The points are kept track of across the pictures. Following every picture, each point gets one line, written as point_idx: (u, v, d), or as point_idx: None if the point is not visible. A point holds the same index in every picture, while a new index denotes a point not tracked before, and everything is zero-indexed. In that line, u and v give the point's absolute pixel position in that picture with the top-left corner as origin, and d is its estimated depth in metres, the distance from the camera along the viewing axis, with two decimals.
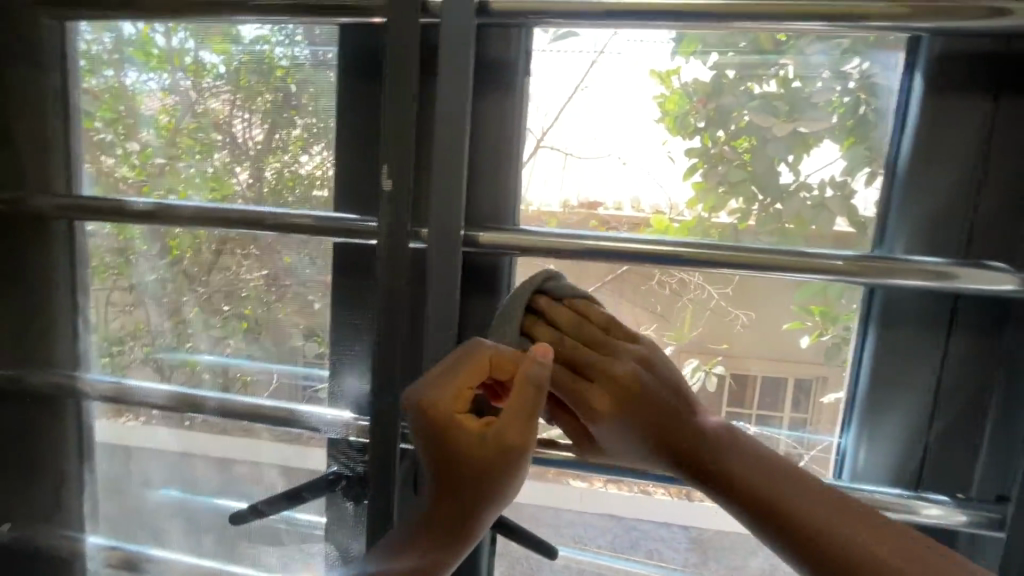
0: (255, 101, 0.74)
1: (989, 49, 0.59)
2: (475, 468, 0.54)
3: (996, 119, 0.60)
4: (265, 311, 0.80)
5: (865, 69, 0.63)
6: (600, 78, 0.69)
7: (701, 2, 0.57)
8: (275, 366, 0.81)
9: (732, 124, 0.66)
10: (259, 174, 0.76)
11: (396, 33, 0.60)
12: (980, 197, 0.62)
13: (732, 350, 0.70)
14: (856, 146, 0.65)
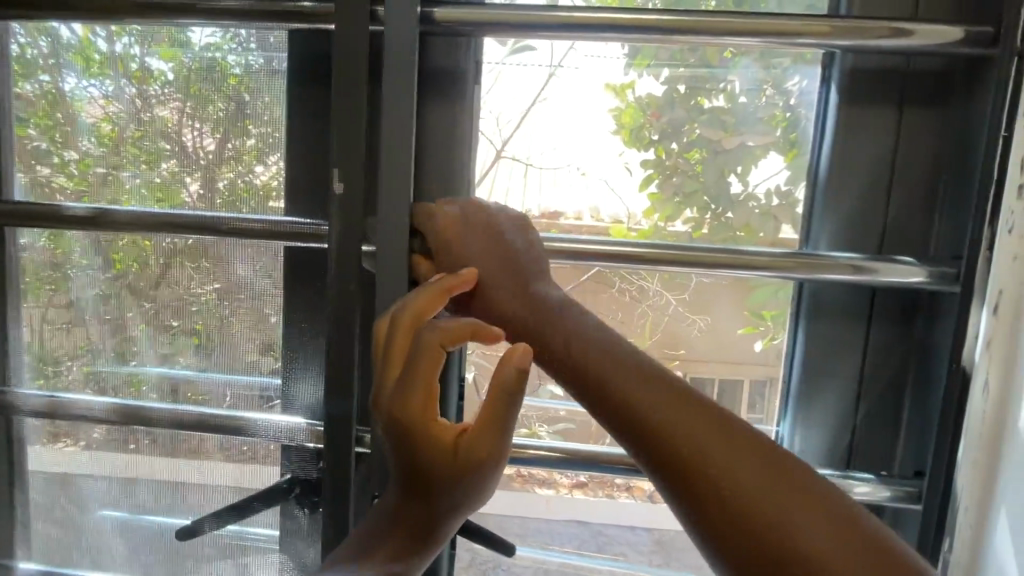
0: (206, 109, 0.73)
1: (893, 66, 0.65)
2: (441, 484, 0.51)
3: (901, 128, 0.66)
4: (217, 325, 0.77)
5: (803, 86, 0.68)
6: (559, 90, 0.71)
7: (647, 18, 0.61)
8: (231, 382, 0.78)
9: (685, 136, 0.70)
10: (211, 185, 0.75)
11: (347, 39, 0.61)
12: (892, 200, 0.68)
13: (687, 355, 0.74)
14: (799, 157, 0.70)
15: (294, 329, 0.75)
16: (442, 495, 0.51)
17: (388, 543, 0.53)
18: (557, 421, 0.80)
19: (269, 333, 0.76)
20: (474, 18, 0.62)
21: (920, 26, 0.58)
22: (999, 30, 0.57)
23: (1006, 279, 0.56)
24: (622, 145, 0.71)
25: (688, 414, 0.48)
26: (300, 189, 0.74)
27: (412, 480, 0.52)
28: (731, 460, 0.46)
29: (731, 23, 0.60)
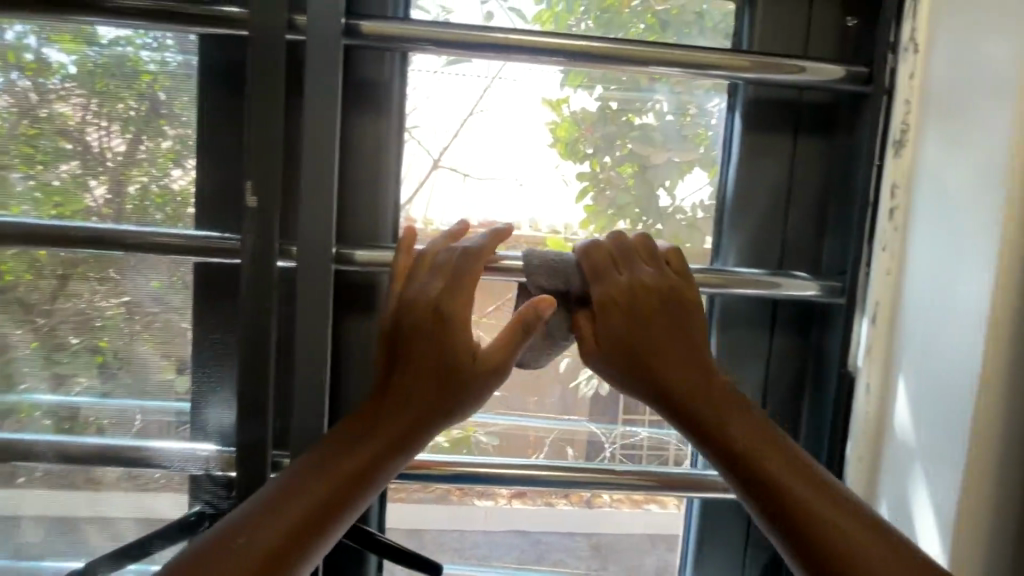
0: (115, 107, 0.68)
1: (791, 96, 0.72)
2: (438, 389, 0.58)
3: (798, 151, 0.73)
4: (126, 342, 0.71)
5: (723, 108, 0.73)
6: (495, 102, 0.72)
7: (577, 42, 0.63)
8: (137, 408, 0.71)
9: (617, 151, 0.73)
10: (120, 189, 0.69)
11: (272, 44, 0.59)
12: (790, 215, 0.74)
13: None
14: (721, 174, 0.75)
15: (211, 345, 0.70)
16: (398, 425, 0.57)
17: (335, 472, 0.55)
18: (495, 425, 0.80)
19: (186, 347, 0.71)
20: (403, 30, 0.62)
21: (811, 64, 0.64)
22: (872, 70, 0.64)
23: (882, 292, 0.65)
24: (558, 158, 0.73)
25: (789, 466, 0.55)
26: (223, 196, 0.69)
27: (378, 409, 0.57)
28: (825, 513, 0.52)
29: (650, 49, 0.63)
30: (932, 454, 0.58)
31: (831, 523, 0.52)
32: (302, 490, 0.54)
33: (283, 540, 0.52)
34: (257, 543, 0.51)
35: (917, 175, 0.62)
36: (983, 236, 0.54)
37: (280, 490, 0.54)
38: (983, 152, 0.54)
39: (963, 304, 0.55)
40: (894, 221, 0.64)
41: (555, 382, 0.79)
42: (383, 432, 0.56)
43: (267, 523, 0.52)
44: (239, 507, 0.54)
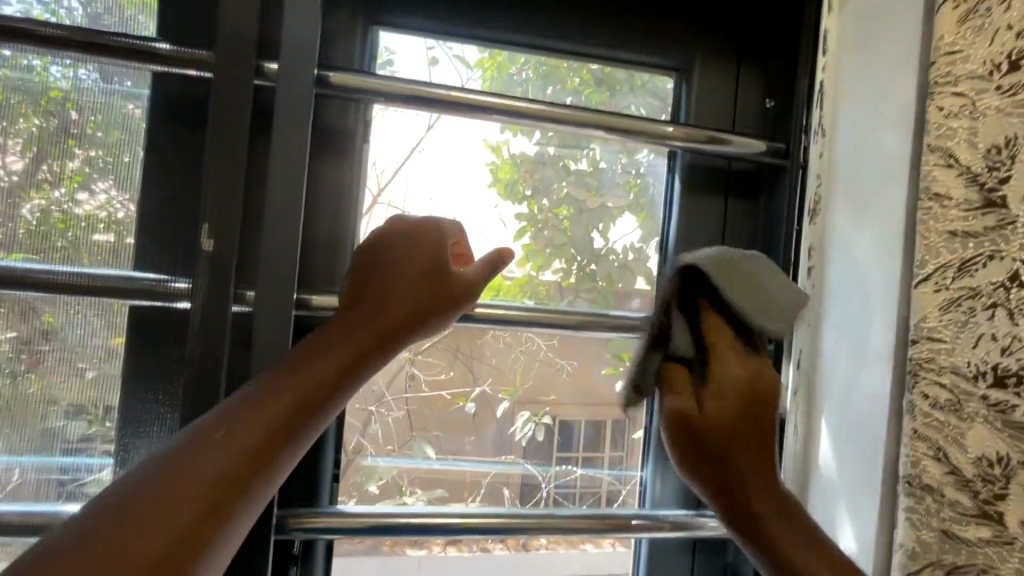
0: (16, 124, 0.63)
1: (719, 164, 0.80)
2: (415, 296, 0.58)
3: (729, 208, 0.80)
4: (9, 385, 0.63)
5: (651, 159, 0.81)
6: (437, 142, 0.75)
7: (526, 105, 0.68)
8: (18, 463, 0.64)
9: (554, 195, 0.78)
10: (13, 213, 0.63)
11: (225, 88, 0.58)
12: None
13: (557, 401, 0.81)
14: (649, 219, 0.81)
15: (122, 389, 0.65)
16: (358, 345, 0.55)
17: (290, 391, 0.51)
18: (431, 477, 0.79)
19: (85, 389, 0.65)
20: (369, 83, 0.64)
21: (735, 137, 0.73)
22: (789, 149, 0.74)
23: (805, 340, 0.73)
24: (499, 198, 0.77)
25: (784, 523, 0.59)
26: (144, 227, 0.65)
27: (337, 333, 0.56)
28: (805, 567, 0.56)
29: (596, 117, 0.69)
30: (855, 493, 0.65)
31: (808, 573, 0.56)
32: (254, 411, 0.50)
33: (236, 462, 0.47)
34: (208, 465, 0.46)
35: (828, 239, 0.70)
36: (887, 297, 0.62)
37: (229, 414, 0.49)
38: (883, 226, 0.63)
39: (874, 355, 0.63)
40: (812, 278, 0.72)
41: (491, 423, 0.80)
42: (340, 351, 0.54)
43: (237, 425, 0.49)
44: (179, 433, 0.48)
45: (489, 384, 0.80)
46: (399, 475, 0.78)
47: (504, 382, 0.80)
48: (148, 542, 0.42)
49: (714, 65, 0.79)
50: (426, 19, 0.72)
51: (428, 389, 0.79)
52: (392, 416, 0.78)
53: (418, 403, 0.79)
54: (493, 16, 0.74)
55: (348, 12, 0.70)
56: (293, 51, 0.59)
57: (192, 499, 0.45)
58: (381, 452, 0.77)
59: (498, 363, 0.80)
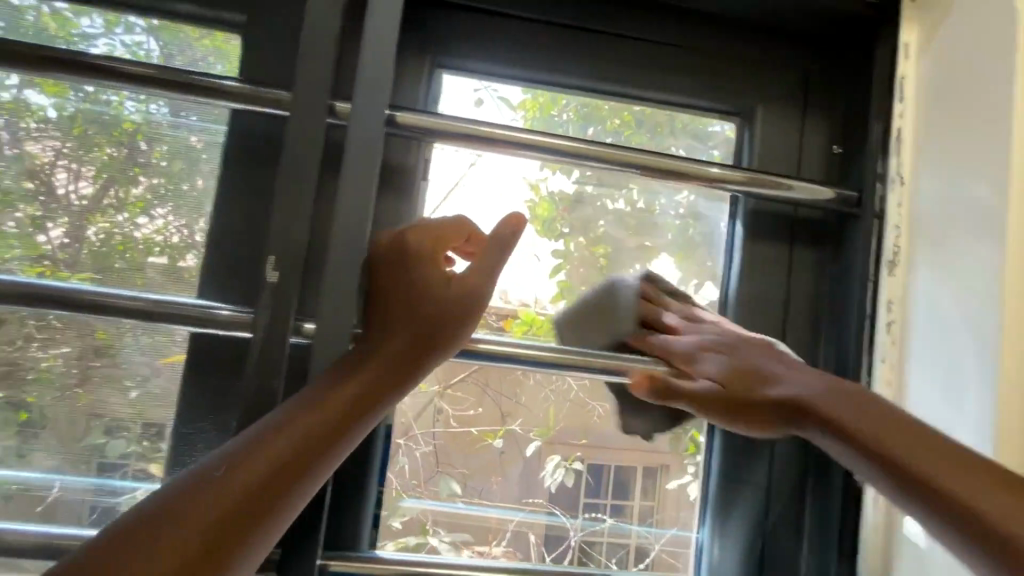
0: (91, 152, 0.67)
1: (784, 211, 0.77)
2: (427, 312, 0.56)
3: (794, 258, 0.77)
4: (53, 400, 0.64)
5: (692, 201, 0.78)
6: (476, 178, 0.74)
7: (587, 147, 0.67)
8: (54, 480, 0.64)
9: (591, 233, 0.76)
10: (78, 234, 0.66)
11: (301, 125, 0.60)
12: (788, 318, 0.76)
13: (588, 444, 0.77)
14: (686, 261, 0.77)
15: (162, 410, 0.66)
16: (370, 374, 0.53)
17: (304, 419, 0.50)
18: (457, 521, 0.75)
19: (124, 408, 0.65)
20: (433, 124, 0.65)
21: (800, 183, 0.69)
22: (861, 196, 0.70)
23: None
24: (535, 234, 0.76)
25: (871, 412, 0.58)
26: (194, 253, 0.67)
27: (349, 363, 0.54)
28: (908, 444, 0.54)
29: (657, 160, 0.68)
30: None
31: (915, 460, 0.54)
32: (268, 441, 0.48)
33: (251, 491, 0.46)
34: (223, 492, 0.45)
35: (911, 294, 0.67)
36: (993, 361, 0.57)
37: (244, 443, 0.48)
38: (982, 282, 0.59)
39: (972, 421, 0.58)
40: (892, 335, 0.68)
41: (518, 462, 0.76)
42: (358, 377, 0.53)
43: (247, 462, 0.47)
44: (196, 462, 0.47)
45: (518, 424, 0.76)
46: (424, 513, 0.74)
47: (534, 423, 0.77)
48: (161, 557, 0.41)
49: (775, 110, 0.78)
50: (487, 61, 0.74)
51: (456, 425, 0.75)
52: (417, 450, 0.75)
53: (441, 442, 0.75)
54: (553, 61, 0.75)
55: (412, 54, 0.72)
56: (365, 93, 0.61)
57: (193, 530, 0.43)
58: (416, 493, 0.74)
59: (527, 400, 0.77)
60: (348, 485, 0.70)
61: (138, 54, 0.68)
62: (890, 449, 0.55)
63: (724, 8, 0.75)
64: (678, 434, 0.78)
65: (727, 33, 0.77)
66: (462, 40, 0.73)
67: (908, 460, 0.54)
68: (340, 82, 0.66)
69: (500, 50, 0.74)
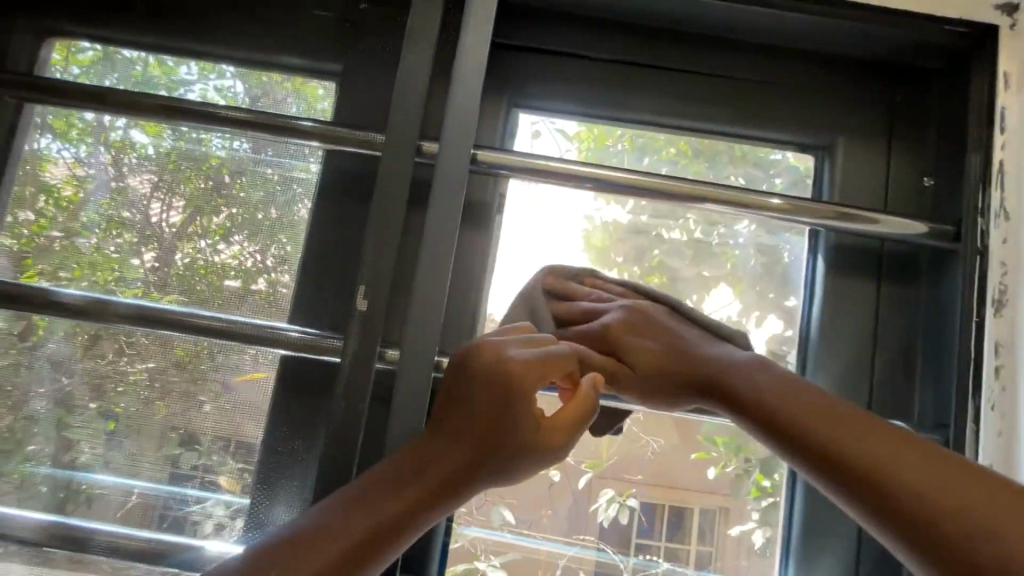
0: (181, 186, 0.75)
1: (869, 246, 0.74)
2: (517, 432, 0.51)
3: (882, 296, 0.73)
4: (138, 409, 0.71)
5: (755, 230, 0.75)
6: (531, 211, 0.76)
7: (659, 181, 0.67)
8: (133, 486, 0.69)
9: (646, 262, 0.75)
10: (168, 257, 0.73)
11: (393, 163, 0.65)
12: (876, 359, 0.72)
13: (645, 479, 0.75)
14: (746, 290, 0.74)
15: (241, 426, 0.70)
16: (421, 489, 0.49)
17: (347, 523, 0.47)
18: (506, 551, 0.74)
19: (203, 419, 0.70)
20: (512, 161, 0.68)
21: (887, 216, 0.67)
22: (959, 229, 0.67)
23: (996, 454, 0.62)
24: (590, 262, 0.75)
25: (826, 412, 0.50)
26: (263, 279, 0.72)
27: (403, 466, 0.50)
28: (867, 448, 0.48)
29: (736, 196, 0.67)
30: None
31: (877, 469, 0.47)
32: (313, 541, 0.46)
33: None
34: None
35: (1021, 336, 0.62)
36: None
37: (289, 537, 0.46)
38: None
39: None
40: (1001, 380, 0.63)
41: (568, 495, 0.75)
42: (440, 467, 0.50)
43: (329, 534, 0.46)
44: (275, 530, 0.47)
45: (571, 454, 0.75)
46: (472, 542, 0.74)
47: (587, 455, 0.76)
48: None
49: (858, 142, 0.76)
50: (561, 100, 0.77)
51: None
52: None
53: None
54: (625, 98, 0.77)
55: (491, 95, 0.76)
56: (453, 134, 0.64)
57: None
58: (473, 522, 0.74)
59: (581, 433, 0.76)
60: None
61: (230, 98, 0.75)
62: (841, 450, 0.48)
63: (801, 42, 0.75)
64: (741, 476, 0.76)
65: (807, 68, 0.77)
66: (538, 82, 0.77)
67: (870, 462, 0.47)
68: (426, 124, 0.71)
69: (576, 90, 0.77)
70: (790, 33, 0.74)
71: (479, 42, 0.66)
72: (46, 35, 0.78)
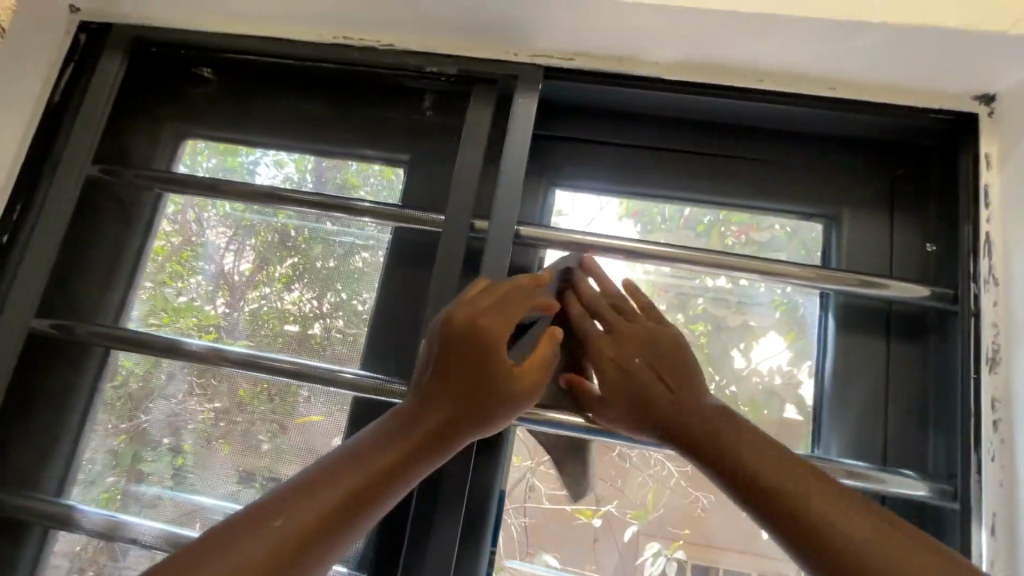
0: (256, 239, 0.93)
1: (878, 307, 0.81)
2: (500, 383, 0.61)
3: (890, 352, 0.79)
4: (203, 445, 0.86)
5: (789, 293, 0.83)
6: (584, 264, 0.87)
7: (674, 252, 0.78)
8: (223, 507, 0.83)
9: (690, 310, 0.84)
10: (236, 305, 0.90)
11: (449, 239, 0.79)
12: (888, 413, 0.77)
13: (692, 536, 0.82)
14: (798, 339, 0.82)
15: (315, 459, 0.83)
16: (418, 439, 0.58)
17: (353, 469, 0.55)
18: None
19: (284, 450, 0.84)
20: (546, 236, 0.80)
21: (894, 282, 0.74)
22: (956, 294, 0.73)
23: (997, 502, 0.66)
24: None
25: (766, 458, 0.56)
26: (320, 323, 0.88)
27: (402, 421, 0.59)
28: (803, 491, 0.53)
29: (751, 262, 0.76)
30: None
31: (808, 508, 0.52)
32: (324, 485, 0.53)
33: (311, 525, 0.51)
34: (292, 526, 0.50)
35: (1015, 392, 0.67)
36: None
37: (303, 481, 0.54)
38: None
39: None
40: (999, 433, 0.67)
41: (614, 547, 0.82)
42: (431, 419, 0.59)
43: (336, 481, 0.54)
44: (281, 485, 0.54)
45: (615, 505, 0.83)
46: None
47: (632, 506, 0.83)
48: (263, 554, 0.48)
49: (862, 212, 0.84)
50: (596, 180, 0.90)
51: (549, 503, 0.84)
52: (513, 526, 0.84)
53: (540, 515, 0.84)
54: (645, 180, 0.89)
55: (532, 177, 0.91)
56: (499, 215, 0.78)
57: (284, 538, 0.50)
58: (512, 553, 0.83)
59: (628, 485, 0.83)
60: (467, 537, 0.78)
61: (299, 161, 0.95)
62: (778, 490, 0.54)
63: (801, 127, 0.86)
64: None
65: (812, 148, 0.87)
66: (576, 164, 0.91)
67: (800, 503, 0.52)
68: (477, 205, 0.85)
69: (607, 172, 0.90)
70: (797, 120, 0.84)
71: (519, 139, 0.80)
72: (173, 133, 0.98)
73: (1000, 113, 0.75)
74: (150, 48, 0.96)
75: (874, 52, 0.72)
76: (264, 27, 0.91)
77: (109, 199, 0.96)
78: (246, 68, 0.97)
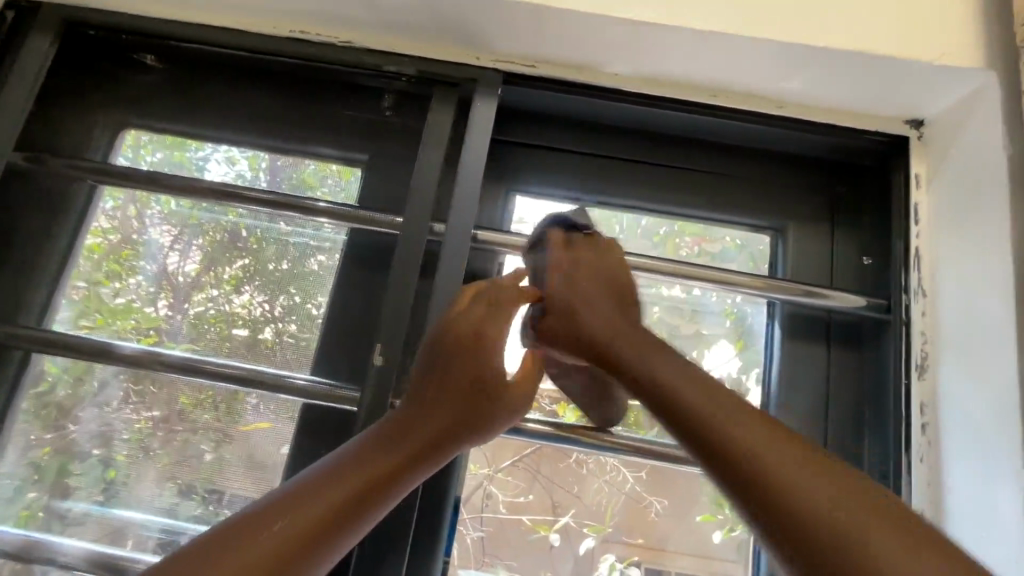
0: (202, 237, 0.88)
1: (821, 316, 0.85)
2: (498, 393, 0.62)
3: (831, 359, 0.83)
4: (139, 456, 0.80)
5: (739, 302, 0.86)
6: None
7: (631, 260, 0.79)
8: (157, 522, 0.77)
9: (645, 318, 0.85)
10: (181, 307, 0.85)
11: (406, 240, 0.78)
12: (829, 417, 0.81)
13: (647, 543, 0.83)
14: (745, 348, 0.85)
15: (260, 469, 0.79)
16: (419, 445, 0.56)
17: (353, 472, 0.52)
18: None
19: (222, 459, 0.80)
20: (505, 241, 0.80)
21: (835, 292, 0.78)
22: (889, 305, 0.78)
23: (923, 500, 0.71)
24: None
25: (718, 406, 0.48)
26: (272, 327, 0.84)
27: (399, 426, 0.56)
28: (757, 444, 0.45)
29: (704, 272, 0.79)
30: None
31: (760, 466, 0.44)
32: (320, 491, 0.50)
33: (305, 534, 0.47)
34: (286, 534, 0.47)
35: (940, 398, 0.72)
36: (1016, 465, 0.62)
37: (294, 488, 0.50)
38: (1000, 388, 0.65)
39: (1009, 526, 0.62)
40: (926, 436, 0.72)
41: (571, 559, 0.82)
42: (430, 425, 0.57)
43: (330, 488, 0.50)
44: (266, 494, 0.50)
45: (573, 516, 0.84)
46: None
47: (593, 518, 0.83)
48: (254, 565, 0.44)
49: (807, 226, 0.89)
50: (555, 186, 0.91)
51: (508, 511, 0.84)
52: (470, 536, 0.82)
53: (498, 523, 0.83)
54: (604, 189, 0.91)
55: (490, 181, 0.90)
56: (457, 218, 0.77)
57: (275, 548, 0.46)
58: (466, 564, 0.81)
59: (585, 491, 0.84)
60: (419, 547, 0.76)
61: (252, 158, 0.91)
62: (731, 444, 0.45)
63: (751, 142, 0.89)
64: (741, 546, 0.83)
65: (760, 163, 0.90)
66: (537, 171, 0.91)
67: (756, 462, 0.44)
68: (437, 209, 0.84)
69: (568, 180, 0.91)
70: (748, 136, 0.88)
71: (478, 143, 0.80)
72: (112, 123, 0.92)
73: (927, 136, 0.80)
74: (86, 30, 0.89)
75: (816, 75, 0.76)
76: (212, 15, 0.87)
77: (38, 192, 0.89)
78: (196, 59, 0.93)
